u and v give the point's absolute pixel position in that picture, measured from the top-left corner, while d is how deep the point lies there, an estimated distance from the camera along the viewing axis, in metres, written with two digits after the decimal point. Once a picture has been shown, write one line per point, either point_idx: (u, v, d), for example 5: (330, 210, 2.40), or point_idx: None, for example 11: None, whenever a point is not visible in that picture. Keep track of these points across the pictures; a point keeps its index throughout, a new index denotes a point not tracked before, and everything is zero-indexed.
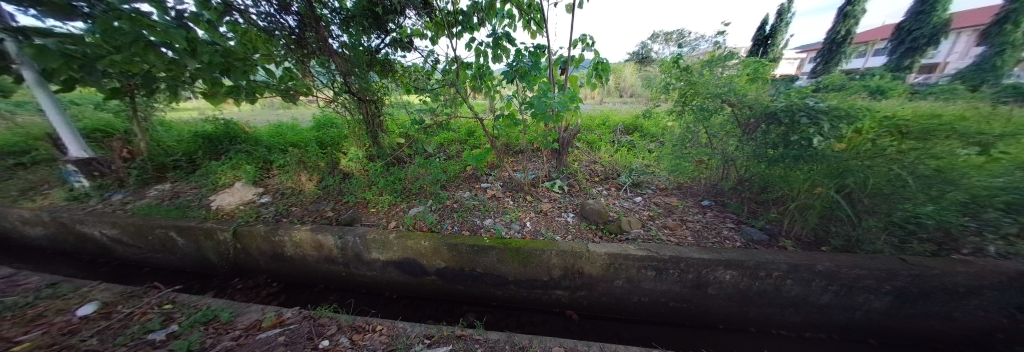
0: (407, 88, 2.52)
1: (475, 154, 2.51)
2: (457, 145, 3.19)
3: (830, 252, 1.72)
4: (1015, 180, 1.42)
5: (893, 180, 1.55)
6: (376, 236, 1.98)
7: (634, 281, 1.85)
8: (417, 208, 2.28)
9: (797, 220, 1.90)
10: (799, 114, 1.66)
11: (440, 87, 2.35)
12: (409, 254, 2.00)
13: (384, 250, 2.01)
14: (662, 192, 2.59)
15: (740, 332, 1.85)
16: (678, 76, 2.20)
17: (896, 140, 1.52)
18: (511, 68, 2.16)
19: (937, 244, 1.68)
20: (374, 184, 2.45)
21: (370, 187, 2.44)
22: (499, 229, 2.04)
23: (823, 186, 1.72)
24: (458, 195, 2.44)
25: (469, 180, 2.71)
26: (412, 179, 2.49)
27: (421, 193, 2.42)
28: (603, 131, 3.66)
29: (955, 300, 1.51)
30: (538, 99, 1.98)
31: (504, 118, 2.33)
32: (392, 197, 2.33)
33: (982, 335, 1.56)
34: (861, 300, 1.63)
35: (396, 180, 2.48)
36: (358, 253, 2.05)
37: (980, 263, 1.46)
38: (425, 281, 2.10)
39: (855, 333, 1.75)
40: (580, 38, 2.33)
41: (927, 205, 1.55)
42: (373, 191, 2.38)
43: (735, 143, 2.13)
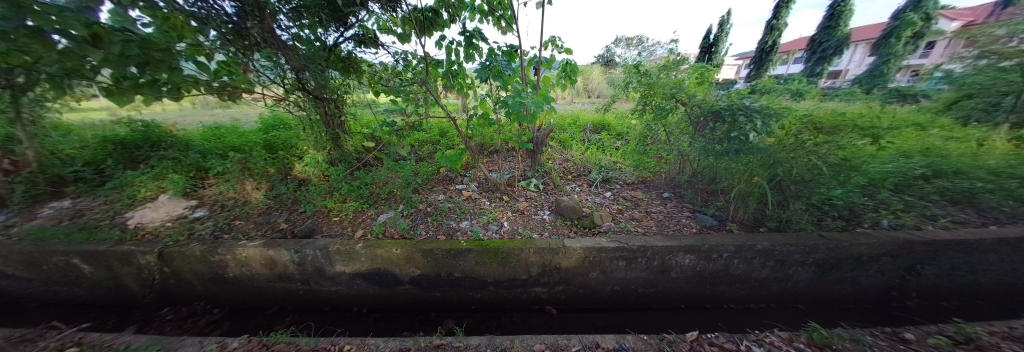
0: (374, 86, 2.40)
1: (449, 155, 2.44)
2: (429, 146, 3.09)
3: (767, 232, 1.99)
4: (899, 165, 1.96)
5: (811, 168, 1.85)
6: (341, 246, 1.81)
7: (607, 272, 1.95)
8: (388, 214, 2.14)
9: (740, 206, 2.15)
10: (738, 112, 1.91)
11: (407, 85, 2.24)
12: (379, 263, 1.86)
13: (350, 262, 1.85)
14: (629, 186, 2.75)
15: (699, 310, 2.06)
16: (640, 78, 2.37)
17: (813, 134, 1.81)
18: (485, 67, 2.15)
19: (846, 220, 2.02)
20: (338, 191, 2.26)
21: (332, 195, 2.25)
22: (476, 231, 2.01)
23: (760, 175, 1.98)
24: (431, 199, 2.35)
25: (443, 182, 2.63)
26: (382, 183, 2.36)
27: (392, 199, 2.30)
28: (574, 130, 3.81)
29: (859, 265, 1.84)
30: (511, 99, 1.98)
31: (478, 118, 2.30)
32: (358, 205, 2.17)
33: (877, 292, 1.92)
34: (791, 272, 1.91)
35: (362, 185, 2.32)
36: (320, 266, 1.86)
37: (874, 234, 1.80)
38: (399, 291, 1.98)
39: (788, 301, 2.04)
40: (551, 39, 2.39)
41: (833, 188, 1.89)
42: (335, 199, 2.19)
43: (688, 138, 2.35)
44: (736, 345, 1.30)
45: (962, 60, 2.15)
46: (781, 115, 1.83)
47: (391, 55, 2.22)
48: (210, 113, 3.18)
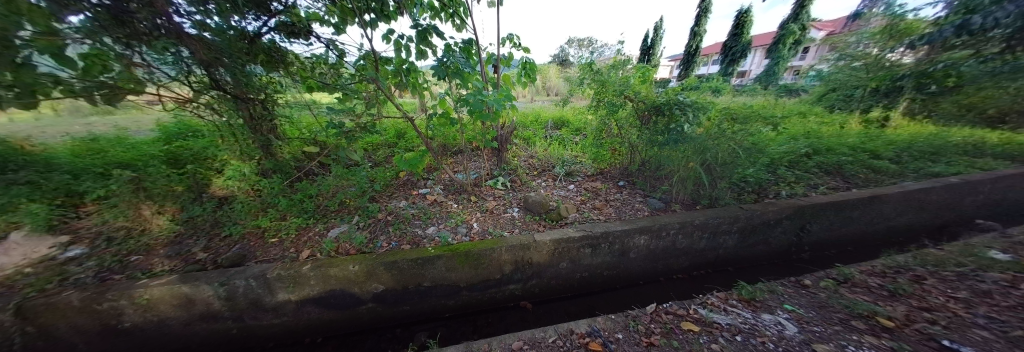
0: (306, 82, 2.02)
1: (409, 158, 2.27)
2: (386, 150, 2.86)
3: (700, 209, 2.32)
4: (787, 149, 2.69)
5: (731, 152, 2.25)
6: (282, 271, 1.51)
7: (575, 261, 2.05)
8: (340, 228, 1.90)
9: (680, 188, 2.45)
10: (674, 106, 2.21)
11: (349, 81, 1.96)
12: (333, 285, 1.63)
13: (297, 288, 1.57)
14: (590, 178, 2.91)
15: (655, 283, 2.30)
16: (593, 76, 2.53)
17: (731, 123, 2.25)
18: (442, 64, 2.01)
19: (756, 193, 2.46)
20: (273, 208, 1.92)
21: (266, 212, 1.90)
22: (444, 236, 1.89)
23: (694, 161, 2.30)
24: (392, 207, 2.17)
25: (404, 187, 2.44)
26: (330, 195, 2.10)
27: (344, 210, 2.06)
28: (536, 127, 3.92)
29: (767, 229, 2.26)
30: (473, 97, 1.90)
31: (439, 117, 2.13)
32: (300, 221, 1.88)
33: (781, 249, 2.39)
34: (721, 240, 2.26)
35: (304, 198, 2.02)
36: (254, 301, 1.54)
37: (775, 203, 2.23)
38: (360, 311, 1.77)
39: (720, 265, 2.41)
40: (509, 37, 2.38)
41: (746, 168, 2.30)
42: (269, 217, 1.85)
43: (636, 131, 2.59)
44: (686, 311, 1.39)
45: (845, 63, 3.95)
46: (706, 108, 2.18)
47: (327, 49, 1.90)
48: (85, 121, 2.09)
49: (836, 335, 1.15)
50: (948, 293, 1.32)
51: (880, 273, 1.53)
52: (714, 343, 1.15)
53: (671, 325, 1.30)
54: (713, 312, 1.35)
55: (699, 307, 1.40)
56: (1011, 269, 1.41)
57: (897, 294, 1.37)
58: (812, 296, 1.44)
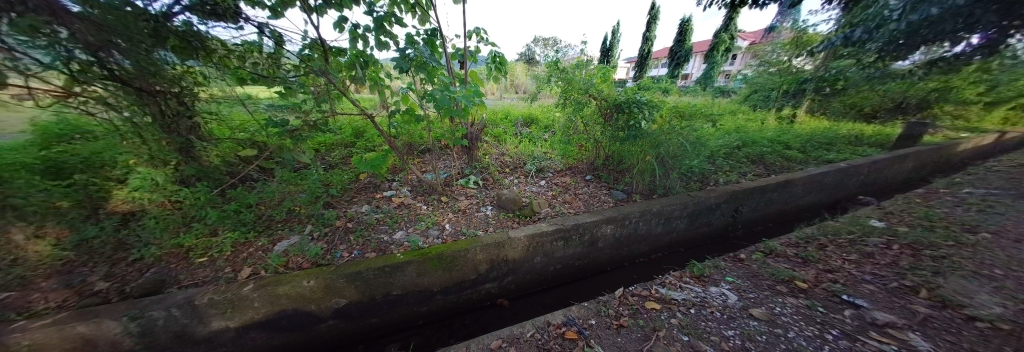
0: (236, 72, 1.55)
1: (370, 158, 2.04)
2: (342, 150, 2.58)
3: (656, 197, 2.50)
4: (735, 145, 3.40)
5: (680, 146, 2.51)
6: (216, 295, 1.18)
7: (549, 254, 1.96)
8: (289, 241, 1.60)
9: (639, 179, 2.63)
10: (632, 105, 2.38)
11: (291, 73, 1.62)
12: (285, 304, 1.32)
13: (235, 314, 1.23)
14: (559, 173, 2.99)
15: (619, 270, 2.35)
16: (560, 74, 2.60)
17: (677, 120, 2.53)
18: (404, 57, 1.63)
19: (701, 182, 2.77)
20: (200, 221, 1.54)
21: (190, 228, 1.51)
22: (414, 241, 1.68)
23: (649, 154, 2.51)
24: (352, 213, 1.93)
25: (365, 190, 2.20)
26: (274, 204, 1.79)
27: (292, 220, 1.76)
28: (506, 125, 3.95)
29: (711, 212, 2.55)
30: (439, 92, 1.68)
31: (402, 115, 1.89)
32: (236, 236, 1.53)
33: (723, 230, 2.71)
34: (676, 225, 2.46)
35: (240, 209, 1.66)
36: (171, 342, 1.18)
37: (717, 190, 2.54)
38: (315, 334, 1.48)
39: (676, 247, 2.59)
40: (476, 31, 2.27)
41: (691, 159, 2.58)
42: (193, 233, 1.46)
43: (600, 128, 2.73)
44: (649, 290, 1.32)
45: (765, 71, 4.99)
46: (657, 106, 2.39)
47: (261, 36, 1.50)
48: None
49: (769, 300, 1.25)
50: (846, 257, 1.59)
51: (795, 244, 1.72)
52: (674, 318, 1.12)
53: (637, 306, 1.20)
54: (670, 290, 1.32)
55: (659, 285, 1.35)
56: (885, 234, 1.77)
57: (808, 260, 1.58)
58: (746, 268, 1.52)
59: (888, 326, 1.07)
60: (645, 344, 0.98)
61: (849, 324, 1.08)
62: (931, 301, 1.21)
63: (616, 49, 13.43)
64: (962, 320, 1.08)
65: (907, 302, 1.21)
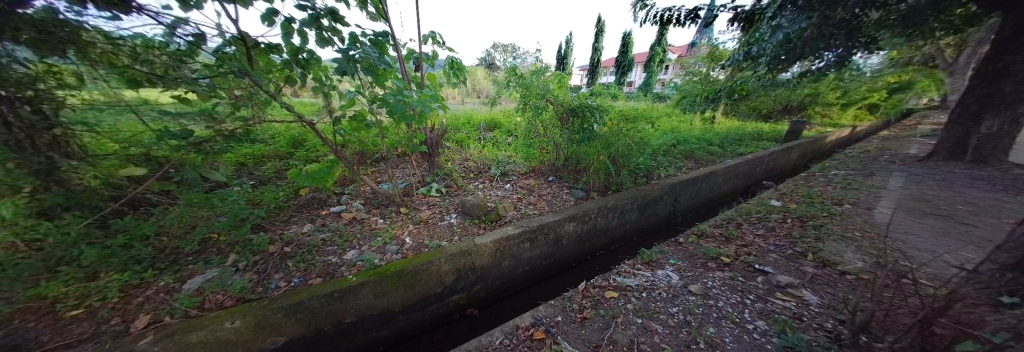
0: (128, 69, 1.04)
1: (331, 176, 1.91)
2: (278, 162, 2.26)
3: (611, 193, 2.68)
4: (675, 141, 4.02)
5: (627, 146, 2.77)
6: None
7: (516, 257, 1.95)
8: (204, 276, 1.23)
9: (595, 176, 2.80)
10: (585, 110, 2.56)
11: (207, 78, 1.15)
12: None
13: None
14: (523, 176, 3.04)
15: (585, 263, 2.46)
16: (518, 80, 2.67)
17: (625, 123, 2.77)
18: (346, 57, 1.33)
19: (647, 177, 3.07)
20: (71, 263, 1.11)
21: (56, 273, 1.06)
22: (370, 259, 1.46)
23: (602, 154, 2.70)
24: (288, 235, 1.60)
25: (306, 207, 1.93)
26: (180, 234, 1.41)
27: (208, 251, 1.39)
28: (469, 130, 4.00)
29: (658, 204, 2.84)
30: (391, 96, 1.50)
31: (349, 121, 1.63)
32: (125, 276, 1.13)
33: (668, 218, 3.04)
34: (631, 217, 2.67)
35: (132, 242, 1.26)
36: None
37: (661, 184, 2.85)
38: None
39: (630, 237, 2.81)
40: (430, 35, 2.18)
41: (636, 157, 2.88)
42: (60, 279, 1.03)
43: (559, 131, 2.84)
44: (607, 280, 1.37)
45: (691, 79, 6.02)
46: (605, 110, 2.61)
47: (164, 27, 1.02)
48: None
49: (703, 276, 1.40)
50: (756, 232, 1.89)
51: (720, 224, 1.98)
52: (630, 304, 1.20)
53: (597, 297, 1.25)
54: (625, 277, 1.38)
55: (615, 274, 1.40)
56: (783, 210, 2.19)
57: (730, 237, 1.82)
58: (685, 250, 1.67)
59: (788, 287, 1.32)
60: (606, 333, 1.04)
61: (761, 289, 1.30)
62: (814, 262, 1.53)
63: (568, 58, 14.40)
64: (835, 275, 1.40)
65: (802, 265, 1.51)
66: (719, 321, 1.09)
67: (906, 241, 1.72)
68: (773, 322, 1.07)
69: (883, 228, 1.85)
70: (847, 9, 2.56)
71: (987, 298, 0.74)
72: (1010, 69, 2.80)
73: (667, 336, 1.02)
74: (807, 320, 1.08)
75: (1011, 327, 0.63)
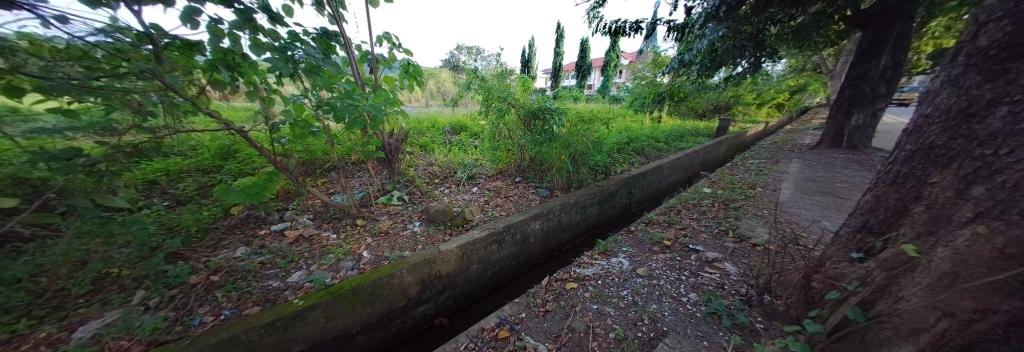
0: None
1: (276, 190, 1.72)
2: (202, 177, 1.96)
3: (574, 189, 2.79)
4: (628, 138, 4.39)
5: (587, 145, 2.92)
6: None
7: (484, 260, 1.93)
8: (101, 320, 0.99)
9: (559, 175, 2.87)
10: (545, 112, 2.66)
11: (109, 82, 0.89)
12: None
13: None
14: (491, 178, 3.01)
15: (553, 258, 2.54)
16: (479, 83, 2.68)
17: (582, 123, 2.93)
18: (287, 59, 1.19)
19: (607, 173, 3.27)
20: None
21: None
22: (320, 279, 1.33)
23: (563, 154, 2.80)
24: (214, 262, 1.38)
25: (239, 228, 1.69)
26: (64, 273, 1.08)
27: (107, 289, 1.13)
28: (433, 134, 3.93)
29: (616, 197, 3.06)
30: (338, 101, 1.38)
31: (290, 129, 1.45)
32: None
33: (625, 210, 3.28)
34: (593, 211, 2.82)
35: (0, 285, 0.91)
36: None
37: (617, 179, 3.07)
38: None
39: (594, 230, 2.97)
40: (384, 36, 2.07)
41: (595, 155, 3.05)
42: None
43: (523, 132, 2.87)
44: (568, 272, 1.44)
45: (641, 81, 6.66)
46: (563, 112, 2.75)
47: (44, 21, 0.74)
48: None
49: (649, 259, 1.54)
50: (692, 216, 2.14)
51: (666, 212, 2.20)
52: (587, 292, 1.27)
53: (559, 289, 1.30)
54: (584, 268, 1.47)
55: (575, 265, 1.48)
56: (714, 196, 2.50)
57: (671, 223, 2.03)
58: (636, 237, 1.82)
59: (715, 261, 1.52)
60: (565, 322, 1.10)
61: (694, 265, 1.48)
62: (733, 238, 1.78)
63: (532, 62, 14.92)
64: (750, 248, 1.65)
65: (729, 242, 1.73)
66: (660, 297, 1.22)
67: (803, 214, 2.08)
68: (701, 292, 1.23)
69: (790, 206, 2.22)
70: (752, 25, 3.07)
71: (844, 254, 0.95)
72: (868, 74, 3.58)
73: (617, 317, 1.11)
74: (727, 288, 1.26)
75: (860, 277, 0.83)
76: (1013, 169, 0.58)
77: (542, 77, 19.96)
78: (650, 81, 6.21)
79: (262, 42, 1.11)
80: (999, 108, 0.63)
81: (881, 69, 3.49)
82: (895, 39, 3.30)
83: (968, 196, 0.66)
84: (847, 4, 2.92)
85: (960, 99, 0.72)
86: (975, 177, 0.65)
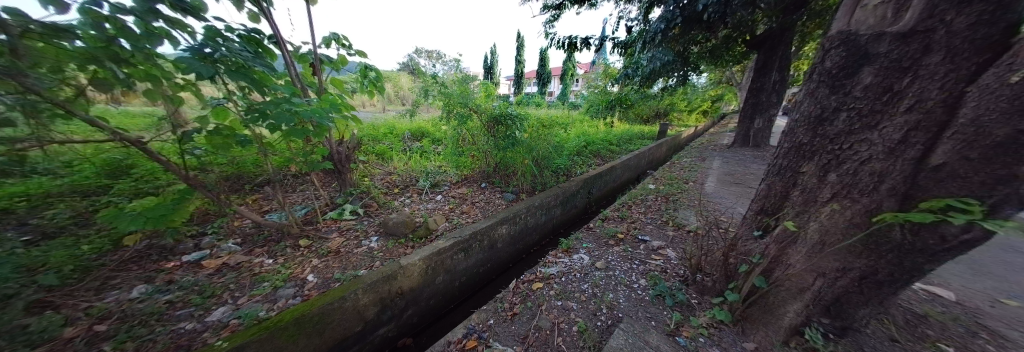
0: None
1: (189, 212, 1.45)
2: (80, 202, 1.55)
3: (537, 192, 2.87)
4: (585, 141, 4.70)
5: (549, 149, 3.02)
6: None
7: (450, 270, 1.88)
8: None
9: (522, 178, 2.93)
10: (505, 118, 2.72)
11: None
12: None
13: None
14: (455, 185, 2.95)
15: (521, 261, 2.58)
16: (438, 88, 2.64)
17: (542, 128, 3.05)
18: (204, 56, 1.02)
19: (567, 175, 3.43)
20: None
21: None
22: (251, 313, 1.13)
23: (527, 158, 2.86)
24: (99, 307, 1.09)
25: (136, 263, 1.37)
26: None
27: None
28: (391, 140, 3.73)
29: (576, 198, 3.23)
30: (273, 107, 1.23)
31: (206, 138, 1.23)
32: None
33: (585, 209, 3.49)
34: (556, 211, 2.93)
35: None
36: None
37: (576, 180, 3.24)
38: None
39: (558, 229, 3.10)
40: (331, 37, 1.92)
41: (556, 158, 3.18)
42: None
43: (486, 137, 2.86)
44: (533, 273, 1.48)
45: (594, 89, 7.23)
46: (523, 118, 2.83)
47: None
48: None
49: (605, 253, 1.67)
50: (640, 210, 2.37)
51: (620, 208, 2.40)
52: (552, 290, 1.32)
53: (525, 291, 1.33)
54: (548, 267, 1.53)
55: (540, 265, 1.53)
56: (659, 191, 2.81)
57: (624, 217, 2.23)
58: (594, 233, 1.96)
59: (659, 249, 1.70)
60: (532, 322, 1.13)
61: (642, 254, 1.64)
62: (673, 226, 2.01)
63: (493, 69, 15.12)
64: (686, 234, 1.89)
65: (671, 230, 1.96)
66: (616, 287, 1.32)
67: (726, 203, 2.45)
68: (649, 278, 1.36)
69: (717, 197, 2.59)
70: (679, 44, 3.58)
71: (747, 233, 1.12)
72: (764, 86, 4.40)
73: (579, 310, 1.17)
74: (669, 271, 1.43)
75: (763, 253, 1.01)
76: (854, 159, 0.79)
77: (503, 84, 20.35)
78: (602, 89, 6.77)
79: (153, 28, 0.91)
80: (839, 115, 0.84)
81: (774, 82, 4.32)
82: (781, 58, 4.12)
83: (826, 181, 0.85)
84: (747, 30, 3.58)
85: (814, 107, 0.91)
86: (830, 167, 0.85)
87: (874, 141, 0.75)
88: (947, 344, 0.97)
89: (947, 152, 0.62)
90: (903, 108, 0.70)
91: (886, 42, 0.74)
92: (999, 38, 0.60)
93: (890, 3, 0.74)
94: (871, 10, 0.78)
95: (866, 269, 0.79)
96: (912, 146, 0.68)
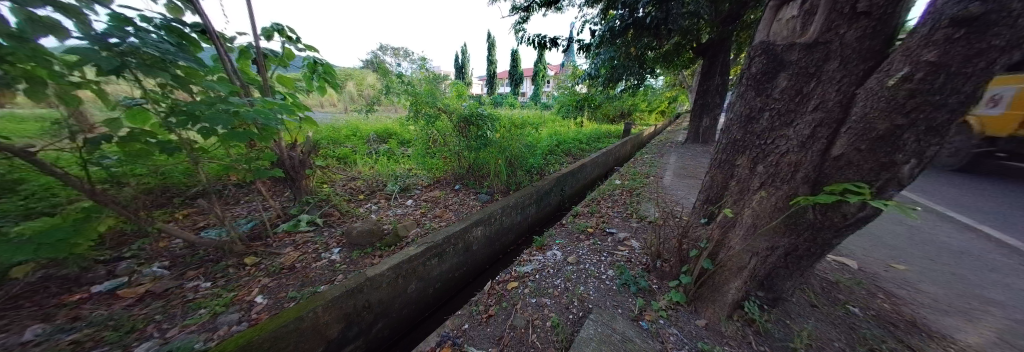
0: None
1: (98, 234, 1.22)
2: None
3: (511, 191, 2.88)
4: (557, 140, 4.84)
5: (521, 148, 3.04)
6: None
7: (423, 277, 1.82)
8: None
9: (496, 178, 2.91)
10: (477, 118, 2.68)
11: None
12: None
13: None
14: (427, 188, 2.85)
15: (498, 262, 2.58)
16: (404, 87, 2.53)
17: (511, 127, 3.07)
18: (110, 49, 0.87)
19: (540, 173, 3.49)
20: None
21: None
22: (185, 345, 0.96)
23: (500, 158, 2.83)
24: None
25: (29, 299, 1.12)
26: None
27: None
28: (354, 143, 3.52)
29: (550, 197, 3.29)
30: (205, 107, 1.07)
31: (118, 144, 1.05)
32: None
33: (558, 207, 3.59)
34: (531, 211, 2.97)
35: None
36: None
37: (549, 179, 3.31)
38: None
39: (534, 228, 3.15)
40: (274, 28, 1.75)
41: (529, 157, 3.20)
42: None
43: (457, 137, 2.79)
44: (509, 273, 1.49)
45: (563, 90, 7.49)
46: (494, 119, 2.81)
47: None
48: None
49: (576, 247, 1.73)
50: (609, 205, 2.49)
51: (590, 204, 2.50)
52: (526, 288, 1.34)
53: (501, 291, 1.34)
54: (523, 265, 1.55)
55: (515, 265, 1.54)
56: (625, 185, 2.98)
57: (593, 212, 2.33)
58: (566, 229, 2.02)
59: (625, 241, 1.80)
60: (507, 323, 1.13)
61: (610, 246, 1.73)
62: (636, 218, 2.15)
63: (465, 69, 14.99)
64: (648, 224, 2.03)
65: (634, 222, 2.09)
66: (587, 279, 1.38)
67: (683, 194, 2.67)
68: (615, 268, 1.44)
69: (674, 189, 2.82)
70: (636, 49, 3.83)
71: (696, 221, 1.24)
72: (709, 89, 4.89)
73: (553, 305, 1.21)
74: (633, 260, 1.52)
75: (711, 238, 1.12)
76: (776, 152, 0.91)
77: (476, 83, 20.14)
78: (570, 90, 7.03)
79: (38, 17, 0.75)
80: (763, 113, 0.96)
81: (716, 84, 4.81)
82: (722, 64, 4.61)
83: (756, 172, 0.97)
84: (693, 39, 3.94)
85: (744, 107, 1.03)
86: (758, 159, 0.97)
87: (791, 136, 0.87)
88: (854, 305, 1.16)
89: (845, 144, 0.74)
90: (812, 107, 0.83)
91: (795, 51, 0.86)
92: (878, 49, 0.75)
93: (799, 18, 0.87)
94: (785, 24, 0.91)
95: (790, 247, 0.92)
96: (819, 140, 0.81)
